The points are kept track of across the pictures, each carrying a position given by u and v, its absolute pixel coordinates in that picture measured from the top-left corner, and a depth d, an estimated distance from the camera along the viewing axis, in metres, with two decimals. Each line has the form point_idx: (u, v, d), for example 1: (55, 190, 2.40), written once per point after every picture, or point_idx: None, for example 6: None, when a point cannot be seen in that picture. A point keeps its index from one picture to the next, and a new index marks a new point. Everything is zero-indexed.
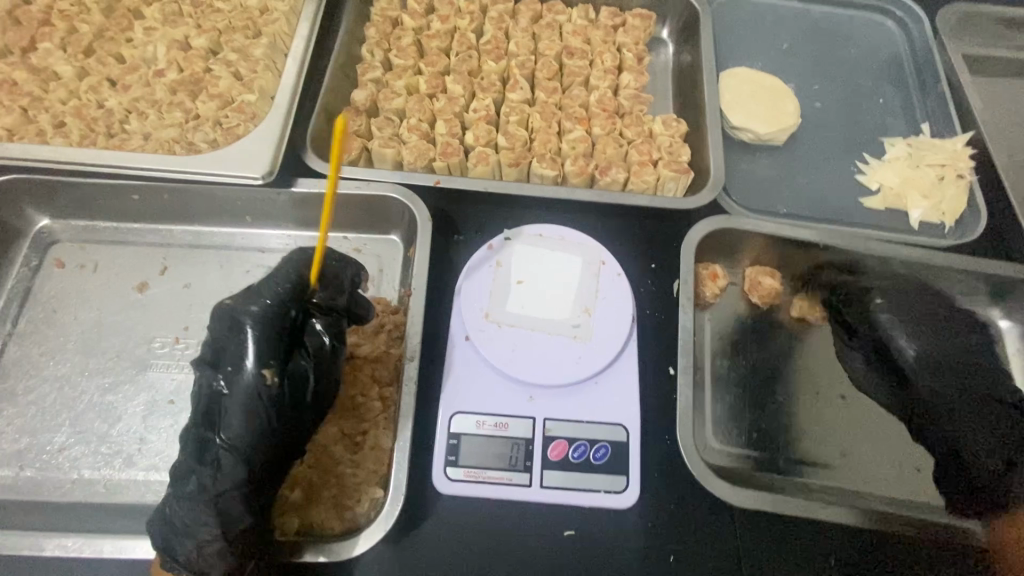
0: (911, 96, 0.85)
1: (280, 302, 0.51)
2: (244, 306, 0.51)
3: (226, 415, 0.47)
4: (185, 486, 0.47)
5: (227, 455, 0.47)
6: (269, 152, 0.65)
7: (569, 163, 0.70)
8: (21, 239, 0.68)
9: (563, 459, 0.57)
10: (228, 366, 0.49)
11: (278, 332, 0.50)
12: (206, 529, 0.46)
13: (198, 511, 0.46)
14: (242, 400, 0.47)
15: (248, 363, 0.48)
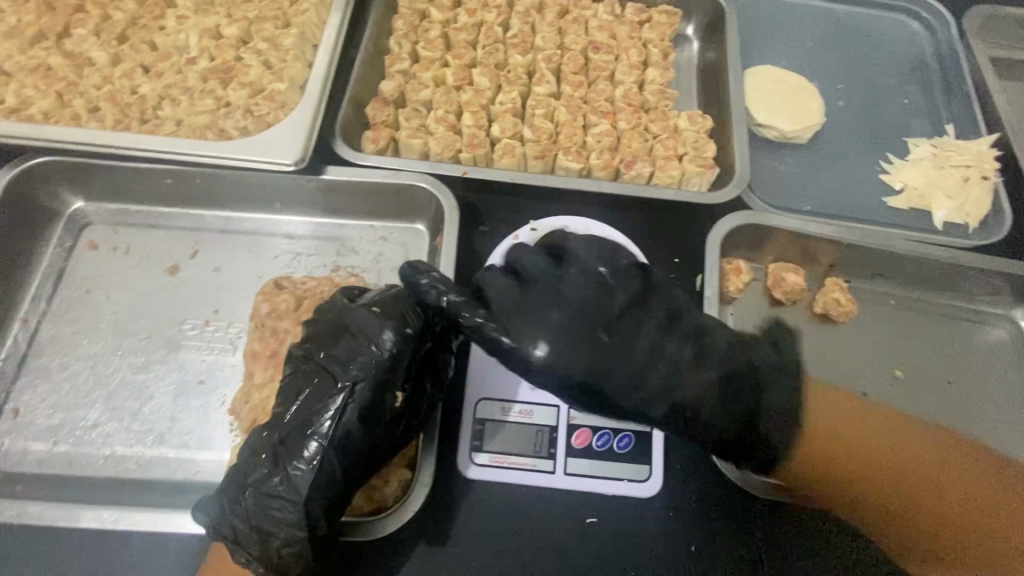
0: (936, 97, 0.85)
1: (422, 321, 0.56)
2: (391, 317, 0.55)
3: (343, 418, 0.51)
4: (271, 483, 0.50)
5: (331, 458, 0.50)
6: (301, 139, 0.66)
7: (594, 156, 0.70)
8: (54, 220, 0.69)
9: (586, 447, 0.58)
10: (359, 380, 0.52)
11: (413, 350, 0.55)
12: (283, 527, 0.49)
13: (282, 510, 0.49)
14: (368, 409, 0.52)
15: (382, 381, 0.53)
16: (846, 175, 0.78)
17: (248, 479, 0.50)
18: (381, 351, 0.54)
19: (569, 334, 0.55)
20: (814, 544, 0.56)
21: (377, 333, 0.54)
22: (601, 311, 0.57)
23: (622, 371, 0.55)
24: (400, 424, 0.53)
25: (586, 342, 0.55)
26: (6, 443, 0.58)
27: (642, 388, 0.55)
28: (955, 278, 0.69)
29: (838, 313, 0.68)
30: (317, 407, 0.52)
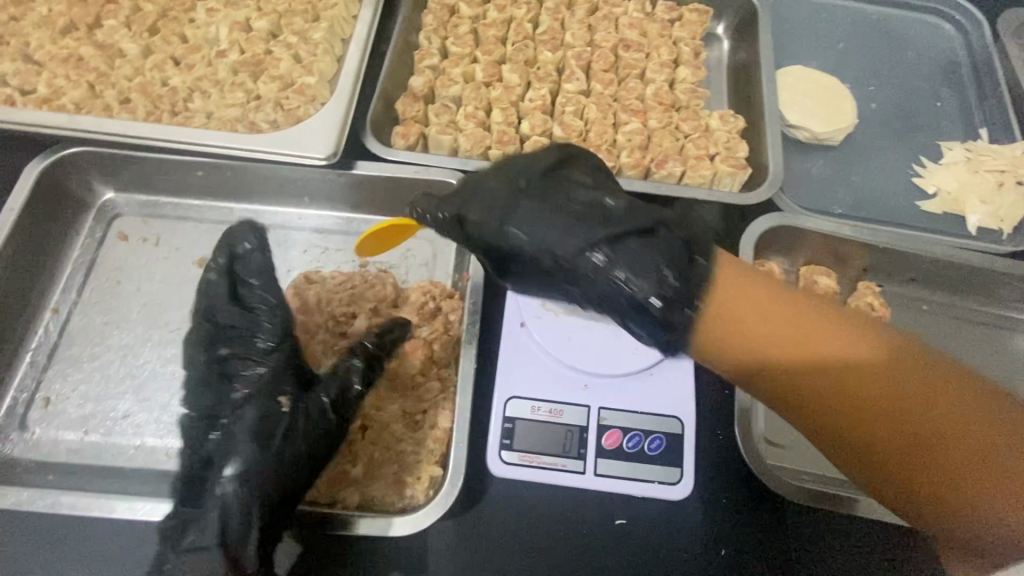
0: (970, 100, 0.83)
1: (273, 340, 0.57)
2: (251, 346, 0.57)
3: (239, 432, 0.51)
4: (184, 534, 0.48)
5: (230, 485, 0.49)
6: (334, 135, 0.65)
7: (625, 154, 0.70)
8: (86, 210, 0.69)
9: (617, 448, 0.57)
10: (236, 408, 0.53)
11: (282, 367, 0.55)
12: (216, 573, 0.47)
13: (203, 556, 0.47)
14: (259, 427, 0.51)
15: (260, 398, 0.52)
16: (878, 178, 0.77)
17: (168, 536, 0.49)
18: (256, 376, 0.55)
19: (492, 202, 0.51)
20: (849, 551, 0.54)
21: (247, 365, 0.57)
22: (521, 182, 0.52)
23: (545, 240, 0.49)
24: (293, 428, 0.51)
25: (512, 211, 0.50)
26: (37, 431, 0.58)
27: (569, 258, 0.48)
28: (989, 284, 0.68)
29: (872, 317, 0.66)
30: (208, 450, 0.52)
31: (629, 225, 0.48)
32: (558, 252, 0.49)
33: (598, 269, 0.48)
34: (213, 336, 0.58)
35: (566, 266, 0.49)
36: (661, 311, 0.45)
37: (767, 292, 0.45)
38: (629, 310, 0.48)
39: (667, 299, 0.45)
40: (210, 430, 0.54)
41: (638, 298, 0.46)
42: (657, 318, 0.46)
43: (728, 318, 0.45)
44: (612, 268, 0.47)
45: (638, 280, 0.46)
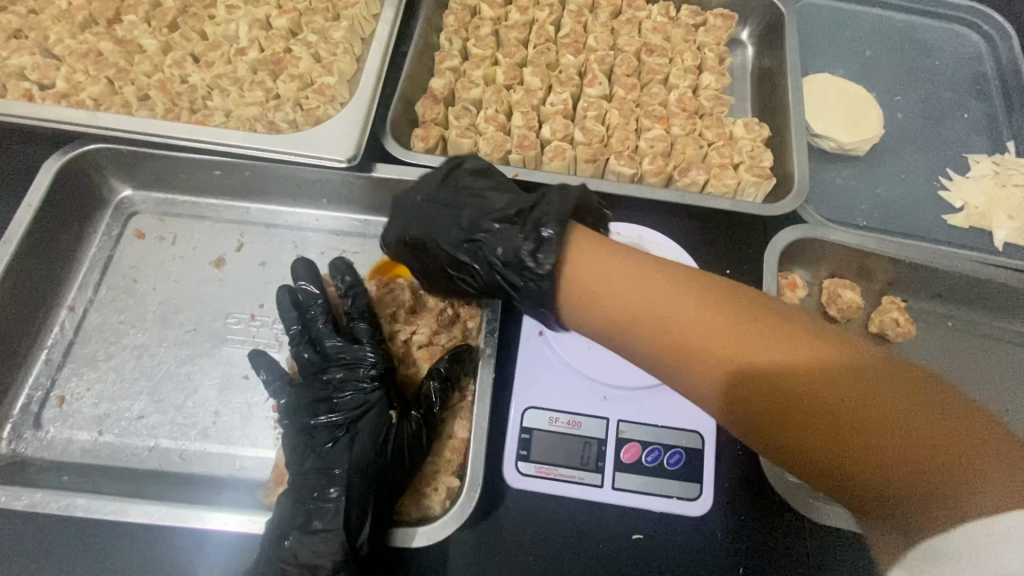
0: (1000, 112, 0.81)
1: (376, 355, 0.57)
2: (350, 361, 0.57)
3: (356, 439, 0.53)
4: (310, 521, 0.50)
5: (354, 488, 0.51)
6: (354, 136, 0.64)
7: (647, 161, 0.69)
8: (104, 208, 0.69)
9: (636, 462, 0.56)
10: (350, 410, 0.55)
11: (385, 382, 0.56)
12: (331, 557, 0.49)
13: (327, 539, 0.49)
14: (376, 434, 0.53)
15: (376, 405, 0.55)
16: (902, 190, 0.75)
17: (285, 525, 0.50)
18: (362, 379, 0.56)
19: (395, 220, 0.59)
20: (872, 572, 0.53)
21: (346, 378, 0.56)
22: (420, 193, 0.58)
23: (434, 249, 0.56)
24: (403, 441, 0.53)
25: (407, 225, 0.58)
26: (51, 431, 0.57)
27: (462, 260, 0.55)
28: (1017, 301, 0.66)
29: (895, 332, 0.65)
30: (322, 460, 0.53)
31: (497, 217, 0.53)
32: (450, 254, 0.55)
33: (481, 266, 0.54)
34: (313, 354, 0.59)
35: (464, 267, 0.56)
36: (523, 288, 0.50)
37: (620, 261, 0.47)
38: (514, 296, 0.53)
39: (527, 276, 0.50)
40: (317, 438, 0.54)
41: (512, 283, 0.51)
42: (526, 296, 0.51)
43: (584, 290, 0.47)
44: (491, 256, 0.53)
45: (507, 265, 0.51)
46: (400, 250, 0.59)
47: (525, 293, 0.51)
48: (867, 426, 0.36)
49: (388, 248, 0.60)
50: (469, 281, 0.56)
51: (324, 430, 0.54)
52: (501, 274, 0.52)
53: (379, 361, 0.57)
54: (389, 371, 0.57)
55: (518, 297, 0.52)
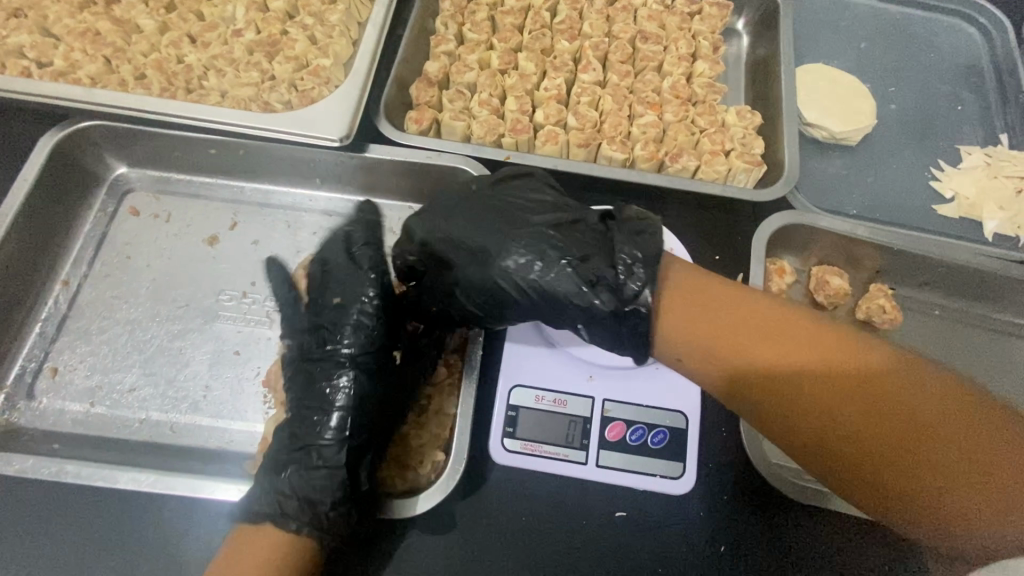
0: (992, 105, 0.81)
1: (382, 290, 0.56)
2: (354, 297, 0.55)
3: (360, 373, 0.53)
4: (311, 456, 0.51)
5: (357, 426, 0.52)
6: (348, 117, 0.64)
7: (639, 147, 0.69)
8: (99, 185, 0.70)
9: (620, 441, 0.57)
10: (355, 340, 0.54)
11: (387, 319, 0.55)
12: (333, 491, 0.49)
13: (325, 475, 0.50)
14: (377, 369, 0.54)
15: (381, 337, 0.54)
16: (894, 180, 0.76)
17: (285, 459, 0.51)
18: (369, 308, 0.55)
19: (437, 217, 0.55)
20: (848, 550, 0.54)
21: (352, 313, 0.54)
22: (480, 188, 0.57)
23: (482, 244, 0.52)
24: (399, 383, 0.56)
25: (455, 223, 0.54)
26: (44, 402, 0.58)
27: (528, 257, 0.50)
28: (1004, 290, 0.66)
29: (881, 319, 0.66)
30: (328, 390, 0.52)
31: (576, 223, 0.52)
32: (509, 249, 0.51)
33: (553, 261, 0.49)
34: (324, 286, 0.57)
35: (517, 265, 0.50)
36: (614, 279, 0.48)
37: (715, 291, 0.49)
38: (589, 298, 0.48)
39: (624, 270, 0.49)
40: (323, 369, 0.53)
41: (595, 283, 0.48)
42: (612, 293, 0.48)
43: (679, 310, 0.49)
44: (569, 252, 0.50)
45: (591, 263, 0.49)
46: (436, 245, 0.54)
47: (611, 287, 0.48)
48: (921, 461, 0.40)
49: (427, 233, 0.55)
50: (514, 285, 0.50)
51: (330, 363, 0.53)
52: (575, 273, 0.49)
53: (386, 299, 0.56)
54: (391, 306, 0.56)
55: (597, 294, 0.48)
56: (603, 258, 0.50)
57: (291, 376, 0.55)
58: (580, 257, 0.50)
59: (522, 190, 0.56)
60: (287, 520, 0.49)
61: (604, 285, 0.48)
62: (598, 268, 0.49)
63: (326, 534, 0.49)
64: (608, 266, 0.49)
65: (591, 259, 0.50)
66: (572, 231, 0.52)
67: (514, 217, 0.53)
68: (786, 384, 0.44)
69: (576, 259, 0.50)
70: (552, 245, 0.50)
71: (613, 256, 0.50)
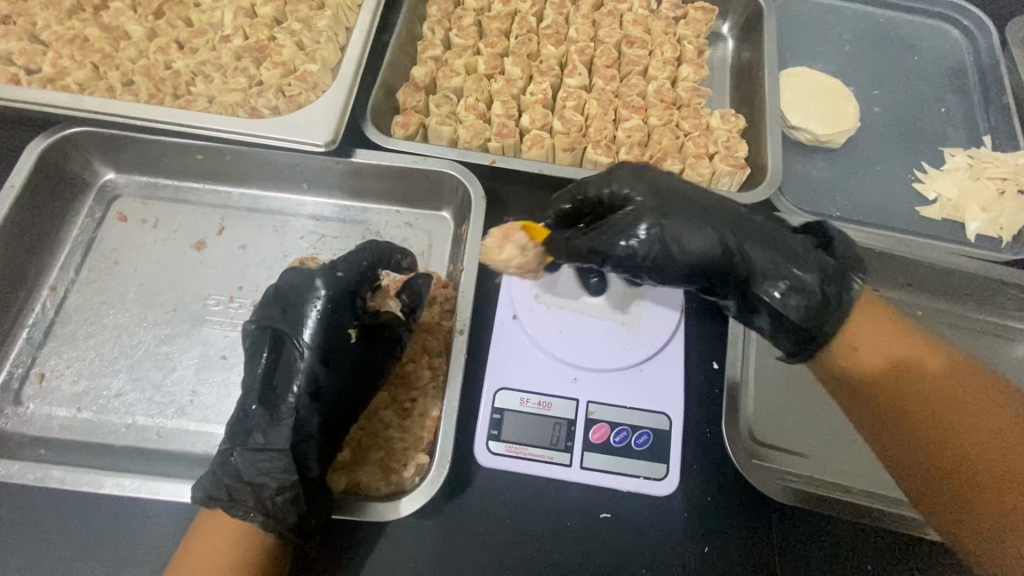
0: (975, 107, 0.82)
1: (351, 273, 0.56)
2: (323, 268, 0.56)
3: (307, 354, 0.53)
4: (251, 437, 0.51)
5: (305, 405, 0.52)
6: (334, 121, 0.65)
7: (624, 151, 0.70)
8: (88, 191, 0.70)
9: (604, 442, 0.57)
10: (311, 320, 0.54)
11: (349, 297, 0.56)
12: (278, 475, 0.49)
13: (272, 459, 0.50)
14: (325, 351, 0.54)
15: (335, 319, 0.55)
16: (877, 182, 0.76)
17: (231, 440, 0.51)
18: (331, 286, 0.55)
19: (645, 174, 0.54)
20: (829, 551, 0.55)
21: (316, 286, 0.55)
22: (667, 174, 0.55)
23: (701, 207, 0.51)
24: (356, 369, 0.54)
25: (666, 188, 0.52)
26: (31, 407, 0.58)
27: (746, 237, 0.49)
28: (986, 290, 0.67)
29: None
30: (280, 369, 0.53)
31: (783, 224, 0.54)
32: (721, 217, 0.50)
33: (766, 245, 0.49)
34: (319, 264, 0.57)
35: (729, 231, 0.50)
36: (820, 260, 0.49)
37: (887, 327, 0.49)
38: (801, 272, 0.48)
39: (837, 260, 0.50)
40: (281, 343, 0.54)
41: (808, 260, 0.49)
42: (823, 270, 0.49)
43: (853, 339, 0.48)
44: (788, 240, 0.50)
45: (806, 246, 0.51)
46: (649, 199, 0.51)
47: (826, 267, 0.49)
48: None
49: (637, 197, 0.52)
50: (726, 246, 0.49)
51: (288, 337, 0.54)
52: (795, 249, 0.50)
53: (354, 272, 0.56)
54: (357, 284, 0.57)
55: (803, 266, 0.49)
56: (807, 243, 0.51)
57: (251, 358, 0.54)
58: (793, 242, 0.50)
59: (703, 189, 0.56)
60: (235, 506, 0.49)
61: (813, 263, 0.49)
62: (809, 251, 0.50)
63: (273, 521, 0.49)
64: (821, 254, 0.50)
65: (802, 243, 0.50)
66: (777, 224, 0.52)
67: (722, 204, 0.52)
68: (911, 385, 0.47)
69: (791, 244, 0.50)
70: (767, 232, 0.50)
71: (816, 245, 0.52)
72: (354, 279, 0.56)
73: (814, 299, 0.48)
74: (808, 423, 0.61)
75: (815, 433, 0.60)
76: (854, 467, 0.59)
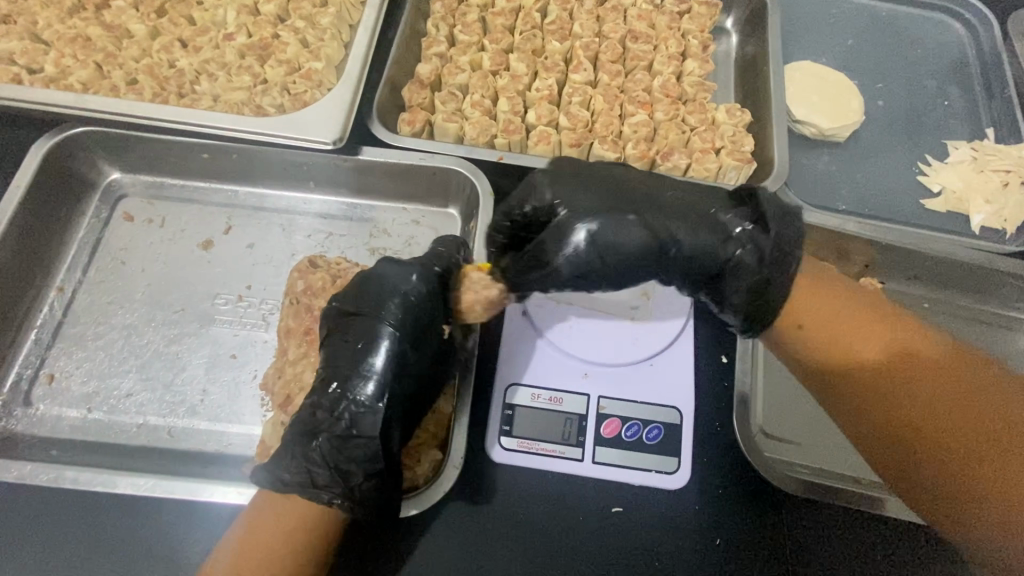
0: (977, 100, 0.82)
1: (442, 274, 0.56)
2: (419, 263, 0.56)
3: (397, 348, 0.52)
4: (338, 425, 0.50)
5: (394, 396, 0.51)
6: (341, 119, 0.65)
7: (630, 146, 0.70)
8: (92, 190, 0.70)
9: (616, 437, 0.57)
10: (400, 313, 0.53)
11: (442, 297, 0.56)
12: (369, 463, 0.49)
13: (360, 447, 0.49)
14: (415, 345, 0.53)
15: (427, 314, 0.54)
16: (882, 175, 0.77)
17: (315, 426, 0.50)
18: (422, 283, 0.55)
19: (566, 174, 0.56)
20: (842, 543, 0.55)
21: (413, 278, 0.54)
22: (574, 169, 0.58)
23: (627, 206, 0.52)
24: (440, 364, 0.55)
25: (581, 187, 0.55)
26: (41, 408, 0.58)
27: (683, 226, 0.51)
28: (991, 282, 0.67)
29: None
30: (370, 361, 0.51)
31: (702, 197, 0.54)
32: (645, 208, 0.52)
33: (694, 227, 0.51)
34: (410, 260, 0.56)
35: (655, 218, 0.51)
36: (742, 234, 0.51)
37: (835, 296, 0.51)
38: (735, 257, 0.51)
39: (754, 233, 0.51)
40: (372, 329, 0.52)
41: (737, 239, 0.51)
42: (752, 246, 0.50)
43: (810, 304, 0.51)
44: (707, 219, 0.52)
45: (738, 220, 0.52)
46: (573, 197, 0.54)
47: (753, 241, 0.50)
48: (962, 458, 0.43)
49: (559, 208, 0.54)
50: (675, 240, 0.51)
51: (379, 325, 0.52)
52: (720, 226, 0.52)
53: (449, 270, 0.57)
54: (448, 284, 0.57)
55: (737, 247, 0.51)
56: (723, 215, 0.52)
57: (329, 344, 0.53)
58: (708, 221, 0.52)
59: (621, 176, 0.57)
60: (321, 492, 0.48)
61: (733, 237, 0.51)
62: (725, 225, 0.52)
63: (357, 506, 0.49)
64: (739, 223, 0.52)
65: (718, 216, 0.52)
66: (699, 202, 0.54)
67: (636, 194, 0.54)
68: (846, 349, 0.49)
69: (705, 224, 0.52)
70: (693, 215, 0.52)
71: (737, 211, 0.52)
72: (447, 278, 0.56)
73: (754, 280, 0.50)
74: (815, 415, 0.62)
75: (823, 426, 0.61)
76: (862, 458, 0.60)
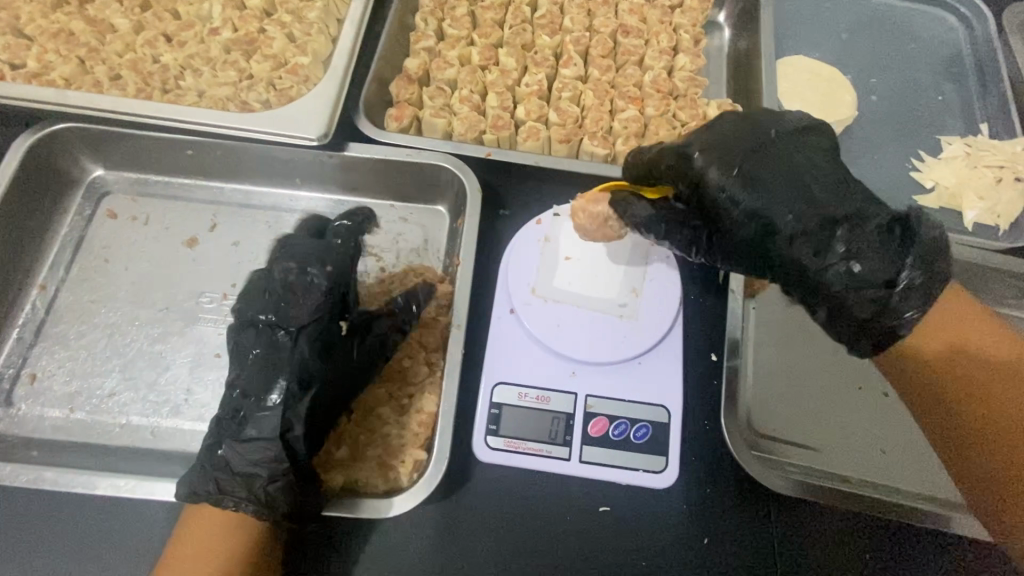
0: (972, 96, 0.82)
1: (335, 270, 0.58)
2: (314, 258, 0.58)
3: (296, 345, 0.54)
4: (241, 427, 0.51)
5: (292, 395, 0.52)
6: (326, 115, 0.64)
7: (620, 142, 0.69)
8: (75, 187, 0.69)
9: (603, 436, 0.57)
10: (291, 309, 0.55)
11: (338, 293, 0.57)
12: (267, 465, 0.50)
13: (261, 450, 0.50)
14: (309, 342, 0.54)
15: (316, 311, 0.55)
16: (874, 170, 0.76)
17: (222, 431, 0.52)
18: (318, 281, 0.57)
19: (726, 143, 0.50)
20: (831, 547, 0.54)
21: (309, 274, 0.57)
22: (736, 136, 0.51)
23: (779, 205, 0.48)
24: (343, 358, 0.55)
25: (740, 162, 0.50)
26: (22, 408, 0.58)
27: (806, 240, 0.47)
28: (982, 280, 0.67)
29: None
30: (266, 359, 0.53)
31: (868, 218, 0.46)
32: (775, 208, 0.48)
33: (813, 247, 0.46)
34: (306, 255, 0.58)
35: (784, 231, 0.47)
36: (869, 274, 0.45)
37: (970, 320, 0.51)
38: (845, 285, 0.45)
39: (879, 281, 0.45)
40: (268, 332, 0.55)
41: (848, 273, 0.45)
42: (865, 289, 0.45)
43: (939, 332, 0.50)
44: (837, 244, 0.46)
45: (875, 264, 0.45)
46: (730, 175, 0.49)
47: (872, 291, 0.45)
48: None
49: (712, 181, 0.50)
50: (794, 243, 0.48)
51: (274, 325, 0.55)
52: (847, 258, 0.45)
53: (343, 269, 0.59)
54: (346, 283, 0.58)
55: (849, 284, 0.45)
56: (866, 252, 0.45)
57: (236, 345, 0.55)
58: (839, 247, 0.46)
59: (785, 158, 0.50)
60: (224, 498, 0.49)
61: (855, 273, 0.45)
62: (860, 259, 0.45)
63: (266, 508, 0.49)
64: (881, 268, 0.45)
65: (855, 250, 0.45)
66: (852, 221, 0.46)
67: (785, 187, 0.48)
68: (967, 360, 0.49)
69: (832, 248, 0.46)
70: (829, 234, 0.46)
71: (886, 258, 0.45)
72: (342, 274, 0.58)
73: (843, 319, 0.47)
74: (806, 414, 0.61)
75: (815, 425, 0.61)
76: (856, 457, 0.60)
